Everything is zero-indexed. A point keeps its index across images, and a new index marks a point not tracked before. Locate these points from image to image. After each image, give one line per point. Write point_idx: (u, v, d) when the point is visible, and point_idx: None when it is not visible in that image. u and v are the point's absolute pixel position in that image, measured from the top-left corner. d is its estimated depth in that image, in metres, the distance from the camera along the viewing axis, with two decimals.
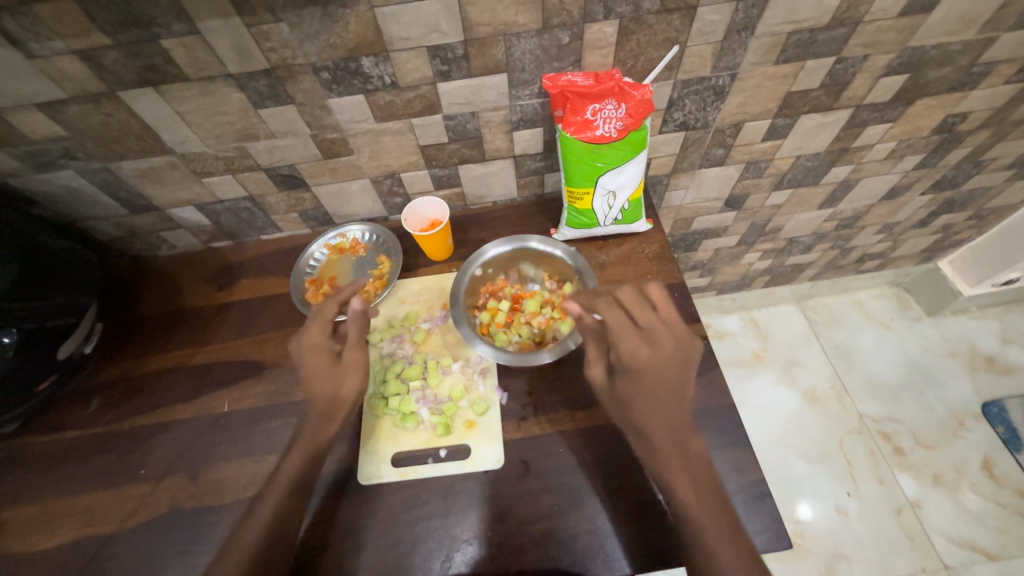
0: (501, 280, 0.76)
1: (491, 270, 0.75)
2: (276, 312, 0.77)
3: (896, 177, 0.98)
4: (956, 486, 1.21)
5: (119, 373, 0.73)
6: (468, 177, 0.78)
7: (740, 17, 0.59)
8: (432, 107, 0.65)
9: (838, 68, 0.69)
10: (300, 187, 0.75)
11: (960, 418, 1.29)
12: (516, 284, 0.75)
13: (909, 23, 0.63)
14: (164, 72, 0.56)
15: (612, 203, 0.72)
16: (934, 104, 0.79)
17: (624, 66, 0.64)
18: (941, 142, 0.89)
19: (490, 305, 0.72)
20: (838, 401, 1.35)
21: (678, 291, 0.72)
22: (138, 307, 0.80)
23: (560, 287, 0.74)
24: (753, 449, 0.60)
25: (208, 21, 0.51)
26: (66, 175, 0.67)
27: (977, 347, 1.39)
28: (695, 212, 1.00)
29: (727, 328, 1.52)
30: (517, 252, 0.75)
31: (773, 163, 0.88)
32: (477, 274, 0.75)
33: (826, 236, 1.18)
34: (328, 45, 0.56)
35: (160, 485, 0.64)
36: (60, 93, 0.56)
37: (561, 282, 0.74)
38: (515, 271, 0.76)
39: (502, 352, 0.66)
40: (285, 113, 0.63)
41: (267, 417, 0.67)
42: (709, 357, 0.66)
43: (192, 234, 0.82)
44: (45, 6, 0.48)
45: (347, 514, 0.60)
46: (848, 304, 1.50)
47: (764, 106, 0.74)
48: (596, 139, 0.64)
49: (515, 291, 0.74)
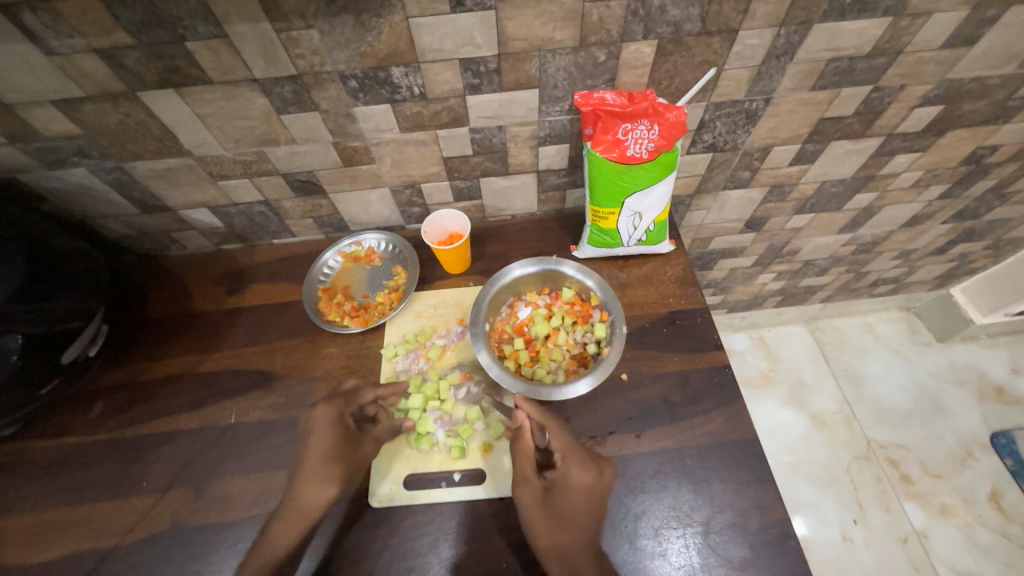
0: (498, 322, 0.73)
1: (488, 316, 0.71)
2: (287, 320, 0.75)
3: (919, 206, 0.97)
4: (963, 517, 1.20)
5: (124, 378, 0.71)
6: (490, 190, 0.76)
7: (781, 42, 0.58)
8: (459, 119, 0.63)
9: (873, 97, 0.67)
10: (317, 194, 0.73)
11: (969, 448, 1.28)
12: (512, 317, 0.74)
13: (950, 55, 0.62)
14: (186, 74, 0.54)
15: (638, 224, 0.70)
16: (966, 136, 0.78)
17: (658, 86, 0.62)
18: (968, 173, 0.88)
19: (510, 352, 0.69)
20: (846, 426, 1.34)
21: (701, 317, 0.71)
22: (145, 309, 0.78)
23: (555, 298, 0.74)
24: (776, 486, 0.59)
25: (236, 25, 0.49)
26: (78, 173, 0.65)
27: (987, 376, 1.38)
28: (714, 232, 0.98)
29: (736, 346, 1.51)
30: (502, 288, 0.72)
31: (797, 187, 0.87)
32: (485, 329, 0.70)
33: (842, 260, 1.17)
34: (358, 54, 0.54)
35: (164, 499, 0.62)
36: (77, 91, 0.54)
37: (554, 293, 0.75)
38: (503, 306, 0.74)
39: (571, 384, 0.63)
40: (307, 119, 0.61)
41: (276, 431, 0.65)
42: (732, 388, 0.65)
43: (204, 236, 0.80)
44: (68, 3, 0.46)
45: (356, 538, 0.58)
46: (857, 327, 1.49)
47: (795, 131, 0.72)
48: (626, 159, 0.63)
49: (515, 325, 0.73)
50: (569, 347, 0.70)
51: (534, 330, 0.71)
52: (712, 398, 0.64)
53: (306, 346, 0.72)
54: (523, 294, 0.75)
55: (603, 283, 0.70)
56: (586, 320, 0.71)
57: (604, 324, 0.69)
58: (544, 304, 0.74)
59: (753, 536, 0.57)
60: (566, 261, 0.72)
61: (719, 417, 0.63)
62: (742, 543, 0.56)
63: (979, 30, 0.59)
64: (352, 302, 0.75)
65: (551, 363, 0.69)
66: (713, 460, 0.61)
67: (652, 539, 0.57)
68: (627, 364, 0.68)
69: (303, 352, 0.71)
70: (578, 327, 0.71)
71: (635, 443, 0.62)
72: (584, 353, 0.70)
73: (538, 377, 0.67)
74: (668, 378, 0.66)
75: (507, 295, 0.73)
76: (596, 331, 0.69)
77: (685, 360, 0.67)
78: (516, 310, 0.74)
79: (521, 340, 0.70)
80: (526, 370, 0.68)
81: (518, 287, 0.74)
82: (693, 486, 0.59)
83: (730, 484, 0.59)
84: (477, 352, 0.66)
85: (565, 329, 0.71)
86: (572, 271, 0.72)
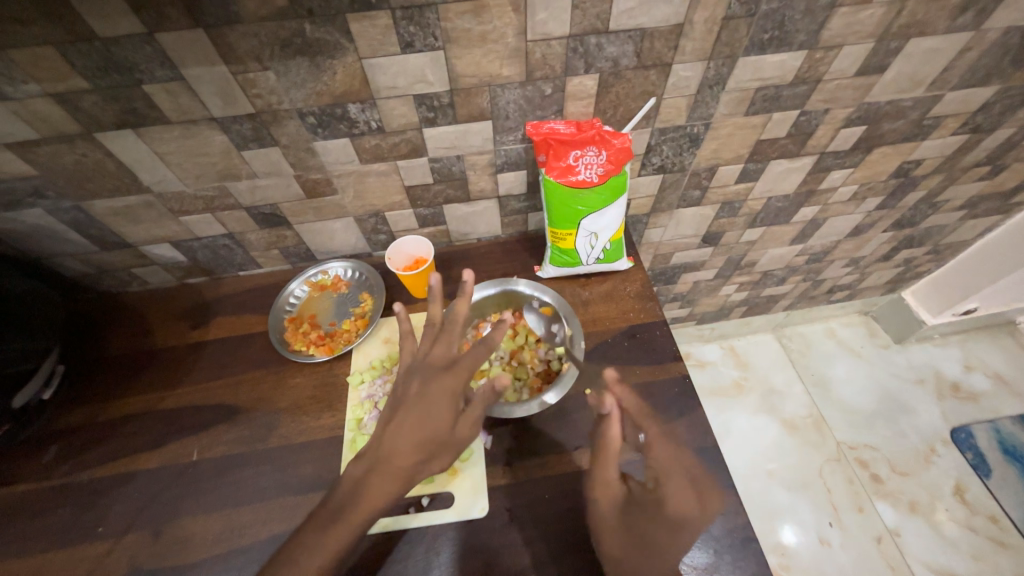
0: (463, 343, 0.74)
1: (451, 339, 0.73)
2: (253, 352, 0.74)
3: (860, 217, 1.04)
4: (931, 511, 1.24)
5: (80, 420, 0.69)
6: (453, 217, 0.79)
7: (712, 74, 0.63)
8: (417, 150, 0.66)
9: (802, 120, 0.73)
10: (281, 226, 0.74)
11: (932, 445, 1.33)
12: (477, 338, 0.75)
13: (864, 82, 0.68)
14: (145, 115, 0.55)
15: (595, 243, 0.73)
16: (891, 152, 0.84)
17: (604, 115, 0.66)
18: (899, 185, 0.95)
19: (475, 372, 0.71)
20: (816, 429, 1.38)
21: (660, 329, 0.73)
22: (105, 346, 0.76)
23: (518, 316, 0.77)
24: (737, 490, 0.61)
25: (194, 69, 0.51)
26: (34, 214, 0.65)
27: (942, 374, 1.45)
28: (674, 248, 1.02)
29: (707, 357, 1.55)
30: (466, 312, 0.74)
31: (746, 203, 0.92)
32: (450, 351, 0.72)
33: (798, 269, 1.23)
34: (315, 92, 0.56)
35: (121, 543, 0.60)
36: (33, 133, 0.55)
37: (517, 312, 0.77)
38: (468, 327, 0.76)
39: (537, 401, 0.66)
40: (268, 155, 0.63)
41: (241, 464, 0.64)
42: (691, 396, 0.67)
43: (167, 271, 0.80)
44: (23, 52, 0.47)
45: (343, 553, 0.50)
46: (820, 332, 1.55)
47: (736, 152, 0.78)
48: (578, 183, 0.66)
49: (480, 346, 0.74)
50: (533, 364, 0.72)
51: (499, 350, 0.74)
52: (674, 407, 0.66)
53: (272, 377, 0.72)
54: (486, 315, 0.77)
55: (560, 300, 0.74)
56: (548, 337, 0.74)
57: (565, 340, 0.72)
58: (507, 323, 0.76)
59: (716, 542, 0.58)
60: (528, 281, 0.75)
61: (680, 425, 0.65)
62: (707, 550, 0.58)
63: (886, 60, 0.65)
64: (319, 331, 0.76)
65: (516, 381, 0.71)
66: None
67: None
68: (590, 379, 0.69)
69: (269, 383, 0.71)
70: (540, 345, 0.74)
71: None
72: (548, 370, 0.71)
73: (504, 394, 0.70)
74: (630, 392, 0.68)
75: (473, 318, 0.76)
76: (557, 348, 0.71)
77: (646, 372, 0.70)
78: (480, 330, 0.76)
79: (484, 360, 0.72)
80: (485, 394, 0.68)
81: (482, 308, 0.76)
82: None
83: None
84: None
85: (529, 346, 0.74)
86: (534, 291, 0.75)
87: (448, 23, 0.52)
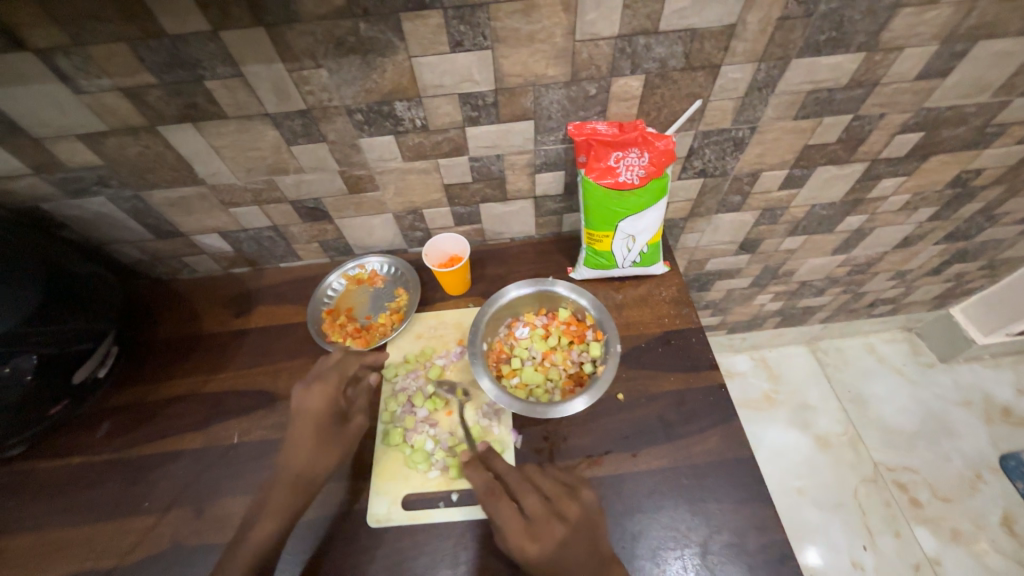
0: (496, 342, 0.74)
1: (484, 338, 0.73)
2: (292, 341, 0.76)
3: (910, 227, 0.99)
4: (975, 541, 1.17)
5: (130, 399, 0.73)
6: (489, 216, 0.79)
7: (762, 76, 0.61)
8: (459, 149, 0.67)
9: (855, 125, 0.70)
10: (323, 220, 0.76)
11: (978, 471, 1.26)
12: (510, 336, 0.75)
13: (925, 86, 0.65)
14: (204, 110, 0.58)
15: (631, 246, 0.73)
16: (948, 160, 0.80)
17: (648, 117, 0.66)
18: (955, 196, 0.90)
19: (508, 371, 0.71)
20: (851, 448, 1.32)
21: (696, 336, 0.72)
22: (155, 330, 0.80)
23: (552, 317, 0.76)
24: (773, 506, 0.59)
25: (253, 66, 0.53)
26: (98, 202, 0.69)
27: (992, 397, 1.36)
28: (710, 254, 1.00)
29: (737, 367, 1.51)
30: (503, 310, 0.75)
31: (788, 211, 0.89)
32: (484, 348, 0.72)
33: (838, 280, 1.18)
34: (364, 90, 0.58)
35: (164, 518, 0.63)
36: (102, 125, 0.58)
37: (551, 313, 0.77)
38: (502, 326, 0.76)
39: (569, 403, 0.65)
40: (316, 150, 0.65)
41: (277, 450, 0.66)
42: (728, 406, 0.65)
43: (214, 260, 0.83)
44: (99, 48, 0.50)
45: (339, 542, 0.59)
46: (859, 347, 1.49)
47: (782, 157, 0.75)
48: (618, 185, 0.65)
49: (513, 345, 0.74)
50: (566, 366, 0.72)
51: (532, 350, 0.73)
52: (708, 417, 0.65)
53: (309, 366, 0.74)
54: (521, 314, 0.77)
55: (595, 302, 0.73)
56: (582, 339, 0.73)
57: (600, 343, 0.71)
58: (540, 323, 0.76)
59: (750, 557, 0.56)
60: (565, 283, 0.75)
61: (715, 435, 0.64)
62: (740, 565, 0.56)
63: (949, 63, 0.62)
64: (355, 323, 0.77)
65: (548, 382, 0.70)
66: (709, 480, 0.61)
67: (649, 560, 0.57)
68: (623, 384, 0.69)
69: (306, 372, 0.73)
70: (574, 347, 0.73)
71: (631, 463, 0.62)
72: (580, 372, 0.71)
73: (535, 394, 0.69)
74: (664, 398, 0.67)
75: (506, 316, 0.76)
76: (591, 351, 0.71)
77: (681, 379, 0.68)
78: (514, 329, 0.75)
79: (517, 360, 0.71)
80: (519, 393, 0.69)
81: (516, 308, 0.76)
82: (689, 508, 0.59)
83: (728, 504, 0.59)
84: (475, 372, 0.68)
85: (562, 348, 0.73)
86: (569, 292, 0.74)
87: (498, 23, 0.52)
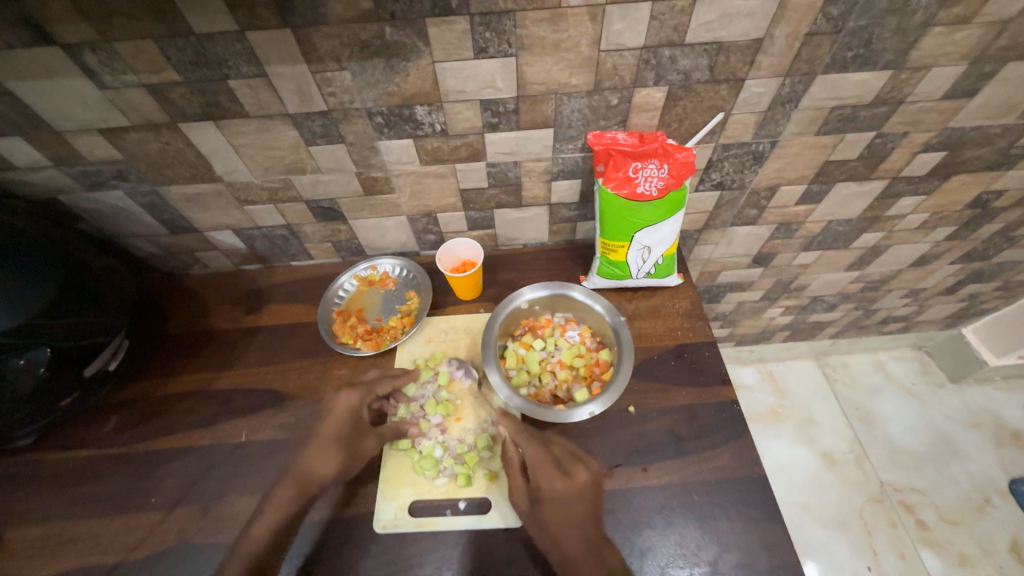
0: (544, 319, 0.76)
1: (536, 304, 0.75)
2: (301, 341, 0.76)
3: (926, 246, 0.98)
4: (982, 567, 1.15)
5: (140, 393, 0.73)
6: (503, 221, 0.79)
7: (786, 91, 0.61)
8: (477, 154, 0.66)
9: (877, 142, 0.70)
10: (337, 220, 0.76)
11: (986, 495, 1.24)
12: (559, 327, 0.75)
13: (951, 106, 0.64)
14: (226, 109, 0.58)
15: (647, 257, 0.72)
16: (970, 181, 0.79)
17: (668, 128, 0.65)
18: (974, 217, 0.89)
19: (525, 341, 0.73)
20: (857, 466, 1.31)
21: (709, 350, 0.71)
22: (167, 324, 0.80)
23: (596, 349, 0.73)
24: (785, 527, 0.58)
25: (277, 66, 0.53)
26: (115, 196, 0.69)
27: (1002, 419, 1.35)
28: (722, 266, 0.99)
29: (743, 380, 1.50)
30: (568, 300, 0.75)
31: (804, 226, 0.88)
32: (524, 307, 0.75)
33: (851, 296, 1.17)
34: (386, 93, 0.58)
35: (170, 515, 0.62)
36: (124, 121, 0.58)
37: (600, 346, 0.73)
38: (561, 314, 0.76)
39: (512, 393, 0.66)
40: (334, 151, 0.65)
41: (285, 450, 0.66)
42: (740, 423, 0.65)
43: (226, 256, 0.83)
44: (126, 45, 0.50)
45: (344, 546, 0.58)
46: (867, 364, 1.47)
47: (801, 172, 0.74)
48: (636, 196, 0.65)
49: (548, 337, 0.74)
50: (555, 386, 0.69)
51: (558, 351, 0.72)
52: (720, 433, 0.64)
53: (319, 367, 0.73)
54: (581, 321, 0.76)
55: (627, 365, 0.67)
56: (589, 385, 0.69)
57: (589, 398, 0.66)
58: (585, 346, 0.73)
59: None
60: (621, 320, 0.71)
61: (726, 452, 0.63)
62: None
63: (978, 83, 0.61)
64: (365, 325, 0.77)
65: (532, 378, 0.70)
66: (720, 498, 0.60)
67: None
68: (633, 396, 0.68)
69: (315, 372, 0.73)
70: (580, 383, 0.70)
71: (642, 477, 0.62)
72: (555, 399, 0.68)
73: (513, 371, 0.71)
74: (675, 413, 0.66)
75: (564, 308, 0.76)
76: (577, 396, 0.67)
77: (693, 394, 0.67)
78: (564, 325, 0.75)
79: (536, 343, 0.72)
80: (507, 359, 0.71)
81: (581, 311, 0.75)
82: (700, 526, 0.58)
83: (739, 522, 0.58)
84: (500, 306, 0.73)
85: (570, 376, 0.70)
86: (619, 336, 0.70)
87: (523, 30, 0.52)
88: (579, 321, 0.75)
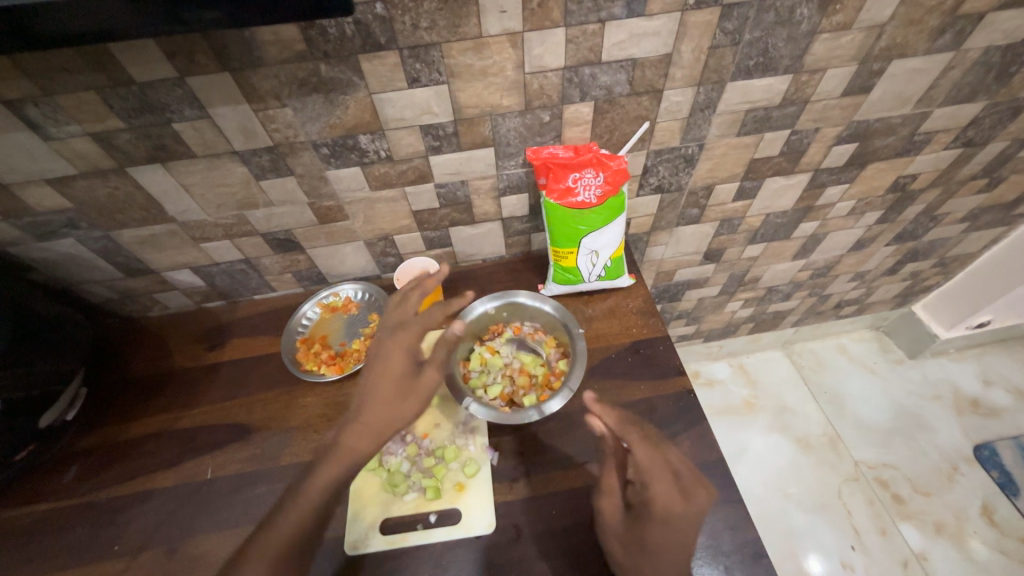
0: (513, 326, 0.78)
1: (503, 310, 0.77)
2: (266, 372, 0.77)
3: (860, 231, 1.05)
4: (959, 535, 1.19)
5: (100, 440, 0.71)
6: (458, 238, 0.82)
7: (702, 98, 0.66)
8: (424, 176, 0.70)
9: (794, 139, 0.76)
10: (295, 250, 0.78)
11: (954, 463, 1.29)
12: (526, 334, 0.78)
13: (852, 101, 0.71)
14: (173, 151, 0.60)
15: (595, 261, 0.76)
16: (884, 167, 0.86)
17: (601, 139, 0.70)
18: (897, 200, 0.97)
19: (490, 346, 0.76)
20: (831, 448, 1.35)
21: (663, 344, 0.74)
22: (126, 368, 0.79)
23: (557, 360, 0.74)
24: (745, 506, 0.60)
25: (219, 107, 0.56)
26: (66, 243, 0.69)
27: (960, 389, 1.41)
28: (677, 265, 1.04)
29: (717, 375, 1.54)
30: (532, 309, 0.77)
31: (745, 221, 0.94)
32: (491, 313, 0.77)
33: (803, 284, 1.23)
34: (328, 125, 0.61)
35: (135, 561, 0.61)
36: (71, 169, 0.60)
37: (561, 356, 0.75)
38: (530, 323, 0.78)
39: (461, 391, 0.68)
40: (284, 183, 0.67)
41: (252, 483, 0.66)
42: (696, 410, 0.67)
43: (185, 295, 0.83)
44: (68, 97, 0.52)
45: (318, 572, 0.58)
46: (831, 348, 1.54)
47: (731, 171, 0.80)
48: (577, 204, 0.69)
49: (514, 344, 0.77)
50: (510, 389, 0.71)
51: (520, 357, 0.75)
52: (679, 422, 0.67)
53: (284, 397, 0.73)
54: (546, 331, 0.78)
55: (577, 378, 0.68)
56: (542, 391, 0.71)
57: (537, 402, 0.68)
58: (548, 354, 0.75)
59: (727, 558, 0.57)
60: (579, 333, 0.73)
61: (685, 439, 0.65)
62: (717, 566, 0.57)
63: (870, 80, 0.68)
64: (329, 351, 0.78)
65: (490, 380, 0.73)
66: None
67: None
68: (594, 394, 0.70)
69: (280, 402, 0.73)
70: (534, 390, 0.71)
71: None
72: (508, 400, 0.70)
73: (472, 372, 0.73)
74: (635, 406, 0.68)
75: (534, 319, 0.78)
76: (526, 400, 0.69)
77: (651, 387, 0.70)
78: (531, 334, 0.77)
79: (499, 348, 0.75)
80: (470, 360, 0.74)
81: (546, 321, 0.77)
82: None
83: None
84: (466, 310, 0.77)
85: (526, 383, 0.72)
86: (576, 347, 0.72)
87: (451, 60, 0.56)
88: (545, 331, 0.78)
